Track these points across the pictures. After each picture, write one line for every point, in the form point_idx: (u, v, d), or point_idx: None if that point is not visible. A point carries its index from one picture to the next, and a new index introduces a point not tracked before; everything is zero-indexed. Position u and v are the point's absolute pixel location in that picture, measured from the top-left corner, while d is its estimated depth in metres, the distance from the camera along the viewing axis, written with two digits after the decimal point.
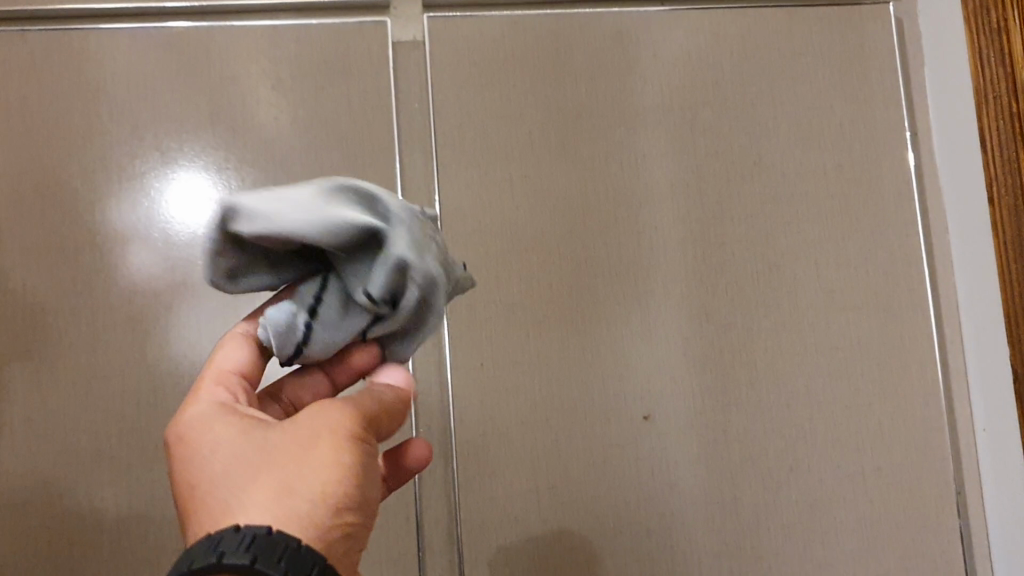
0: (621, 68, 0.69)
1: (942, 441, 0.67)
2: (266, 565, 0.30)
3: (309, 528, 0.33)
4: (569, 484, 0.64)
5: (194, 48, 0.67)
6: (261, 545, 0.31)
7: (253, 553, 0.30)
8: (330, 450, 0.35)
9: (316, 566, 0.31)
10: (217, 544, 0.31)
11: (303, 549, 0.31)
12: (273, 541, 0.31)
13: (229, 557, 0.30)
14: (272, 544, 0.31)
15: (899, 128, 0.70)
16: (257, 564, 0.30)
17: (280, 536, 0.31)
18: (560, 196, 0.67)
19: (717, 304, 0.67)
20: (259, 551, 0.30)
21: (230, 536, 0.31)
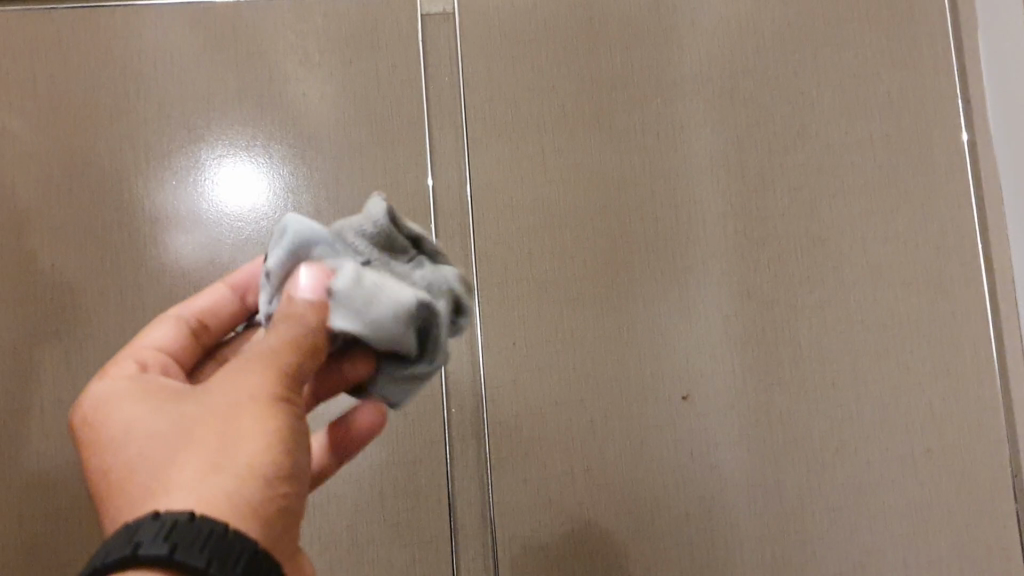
0: (658, 37, 0.67)
1: (998, 422, 0.64)
2: (186, 555, 0.28)
3: (233, 501, 0.32)
4: (605, 466, 0.62)
5: (221, 22, 0.66)
6: (182, 533, 0.29)
7: (172, 543, 0.29)
8: (255, 425, 0.34)
9: (241, 557, 0.30)
10: (133, 535, 0.29)
11: (227, 536, 0.30)
12: (196, 530, 0.29)
13: (146, 548, 0.28)
14: (194, 532, 0.29)
15: (952, 95, 0.67)
16: (177, 554, 0.28)
17: (204, 523, 0.30)
18: (595, 171, 0.65)
19: (759, 280, 0.64)
20: (179, 540, 0.29)
21: (149, 526, 0.29)
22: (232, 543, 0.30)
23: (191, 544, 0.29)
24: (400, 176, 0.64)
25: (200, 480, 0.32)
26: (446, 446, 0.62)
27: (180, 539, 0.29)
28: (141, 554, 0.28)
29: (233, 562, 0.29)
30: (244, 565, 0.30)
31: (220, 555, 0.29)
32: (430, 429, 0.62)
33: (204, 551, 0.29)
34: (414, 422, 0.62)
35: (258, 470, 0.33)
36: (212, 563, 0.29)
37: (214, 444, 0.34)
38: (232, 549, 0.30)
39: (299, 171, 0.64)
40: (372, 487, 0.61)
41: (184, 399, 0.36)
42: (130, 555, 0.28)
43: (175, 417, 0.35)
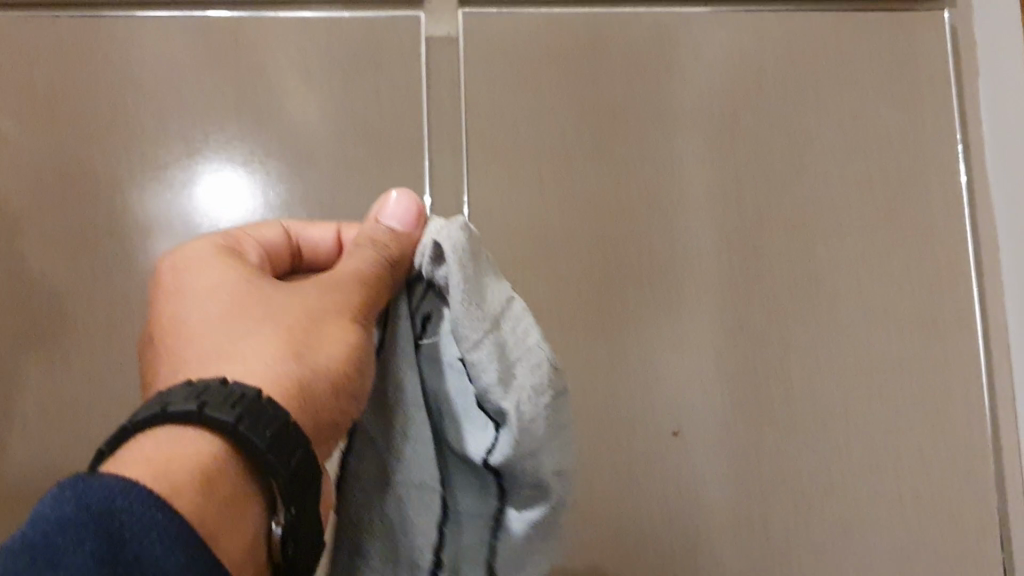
0: (660, 69, 0.67)
1: (987, 470, 0.63)
2: (249, 430, 0.33)
3: (307, 380, 0.39)
4: (590, 498, 0.62)
5: (224, 36, 0.66)
6: (250, 408, 0.34)
7: (237, 413, 0.33)
8: (332, 328, 0.41)
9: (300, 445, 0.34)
10: (202, 395, 0.34)
11: (291, 424, 0.34)
12: (265, 408, 0.34)
13: (212, 412, 0.33)
14: (262, 408, 0.34)
15: (950, 140, 0.67)
16: (241, 425, 0.33)
17: (268, 402, 0.34)
18: (593, 199, 0.65)
19: (752, 317, 0.64)
20: (246, 414, 0.33)
21: (217, 389, 0.34)
22: (294, 430, 0.34)
23: (256, 422, 0.33)
24: None
25: (273, 356, 0.39)
26: None
27: (246, 412, 0.33)
28: (206, 415, 0.33)
29: (286, 452, 0.34)
30: (301, 460, 0.34)
31: (279, 445, 0.33)
32: None
33: (266, 433, 0.33)
34: None
35: (315, 376, 0.39)
36: (271, 446, 0.33)
37: (289, 329, 0.41)
38: (292, 439, 0.34)
39: (295, 188, 0.64)
40: None
41: (267, 295, 0.43)
42: (196, 413, 0.33)
43: (246, 312, 0.42)
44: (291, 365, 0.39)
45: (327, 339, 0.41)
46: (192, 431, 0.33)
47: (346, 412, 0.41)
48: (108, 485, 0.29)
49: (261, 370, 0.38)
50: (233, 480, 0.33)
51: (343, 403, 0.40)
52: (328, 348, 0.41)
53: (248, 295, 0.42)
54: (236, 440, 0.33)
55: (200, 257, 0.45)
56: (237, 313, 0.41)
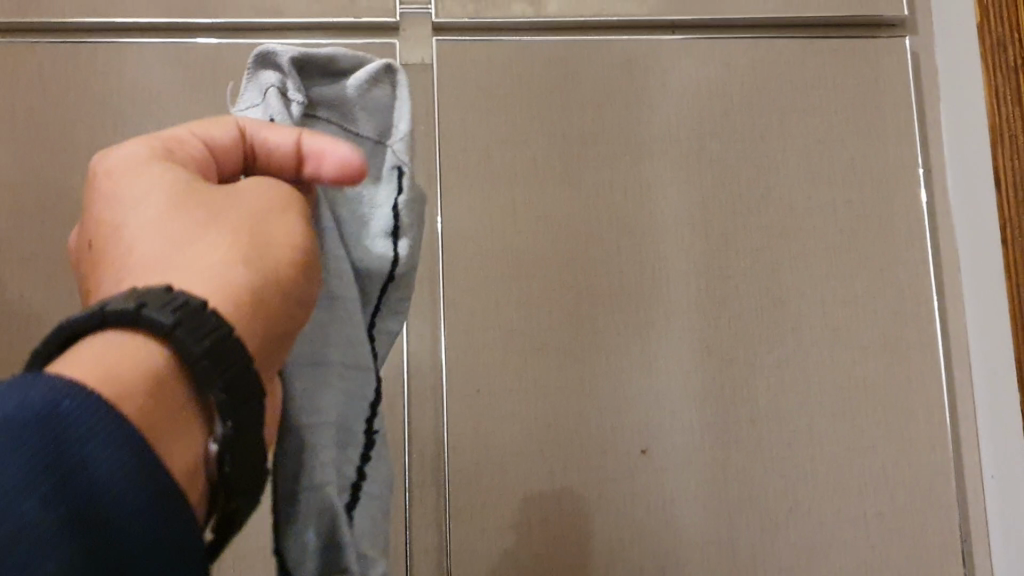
0: (630, 96, 0.68)
1: (949, 487, 0.65)
2: (187, 337, 0.25)
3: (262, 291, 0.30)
4: (562, 517, 0.63)
5: (202, 63, 0.67)
6: (193, 315, 0.25)
7: (177, 319, 0.25)
8: (294, 224, 0.32)
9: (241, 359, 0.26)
10: (137, 294, 0.26)
11: (235, 334, 0.26)
12: (207, 317, 0.26)
13: (148, 312, 0.25)
14: (204, 320, 0.26)
15: (912, 165, 0.69)
16: (178, 332, 0.25)
17: (213, 313, 0.26)
18: (564, 224, 0.66)
19: (720, 337, 0.66)
20: (184, 318, 0.25)
21: (155, 294, 0.26)
22: (238, 347, 0.26)
23: (195, 328, 0.25)
24: None
25: (215, 256, 0.29)
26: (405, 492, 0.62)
27: (187, 318, 0.25)
28: (141, 317, 0.25)
29: (228, 367, 0.26)
30: (241, 375, 0.26)
31: (220, 354, 0.26)
32: None
33: (204, 341, 0.25)
34: None
35: (284, 276, 0.31)
36: (208, 359, 0.25)
37: (238, 231, 0.30)
38: (236, 353, 0.26)
39: None
40: None
41: (209, 189, 0.32)
42: (131, 312, 0.25)
43: (179, 218, 0.30)
44: (236, 272, 0.29)
45: (284, 238, 0.31)
46: (118, 335, 0.25)
47: (303, 325, 0.32)
48: (54, 391, 0.23)
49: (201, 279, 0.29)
50: (175, 398, 0.25)
51: (293, 310, 0.31)
52: (276, 257, 0.31)
53: (187, 194, 0.31)
54: (173, 346, 0.25)
55: (126, 158, 0.32)
56: (173, 211, 0.31)
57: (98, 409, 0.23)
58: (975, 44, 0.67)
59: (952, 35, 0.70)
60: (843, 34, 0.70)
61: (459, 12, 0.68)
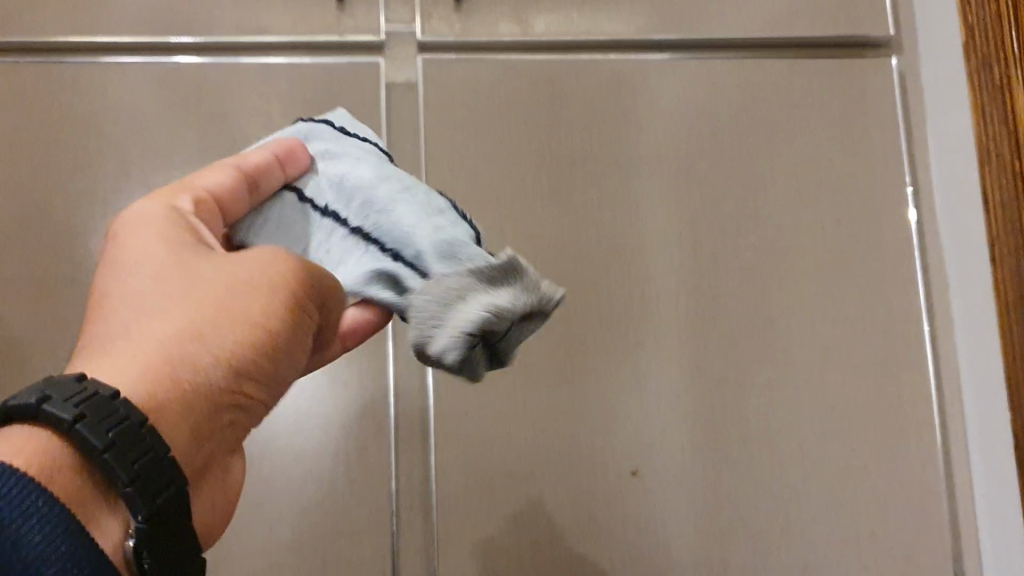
0: (617, 115, 0.68)
1: (942, 507, 0.65)
2: (88, 428, 0.29)
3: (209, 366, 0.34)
4: (552, 540, 0.62)
5: (186, 82, 0.66)
6: (96, 405, 0.29)
7: (80, 412, 0.29)
8: (258, 301, 0.36)
9: (148, 453, 0.30)
10: (46, 387, 0.29)
11: (141, 426, 0.30)
12: (113, 407, 0.30)
13: (50, 404, 0.29)
14: (108, 411, 0.29)
15: (900, 184, 0.69)
16: (78, 424, 0.29)
17: (122, 406, 0.30)
18: (552, 243, 0.66)
19: (710, 357, 0.65)
20: (88, 411, 0.29)
21: (65, 387, 0.30)
22: (148, 437, 0.30)
23: (98, 420, 0.29)
24: None
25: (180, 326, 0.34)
26: (392, 516, 0.62)
27: (90, 408, 0.29)
28: (44, 410, 0.29)
29: (135, 458, 0.29)
30: (147, 465, 0.29)
31: (125, 444, 0.29)
32: (377, 498, 0.62)
33: (109, 433, 0.29)
34: (360, 489, 0.61)
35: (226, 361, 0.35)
36: (110, 449, 0.29)
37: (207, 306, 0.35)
38: (145, 444, 0.30)
39: None
40: (316, 556, 0.60)
41: (191, 263, 0.37)
42: (34, 407, 0.29)
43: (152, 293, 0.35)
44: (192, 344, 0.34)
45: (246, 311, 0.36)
46: (25, 428, 0.29)
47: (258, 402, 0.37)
48: None
49: (148, 342, 0.33)
50: (85, 481, 0.29)
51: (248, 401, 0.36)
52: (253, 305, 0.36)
53: (172, 266, 0.36)
54: (74, 440, 0.29)
55: (132, 224, 0.39)
56: (139, 288, 0.35)
57: (18, 482, 0.26)
58: (961, 64, 0.67)
59: (939, 54, 0.70)
60: (830, 53, 0.70)
61: (445, 31, 0.67)
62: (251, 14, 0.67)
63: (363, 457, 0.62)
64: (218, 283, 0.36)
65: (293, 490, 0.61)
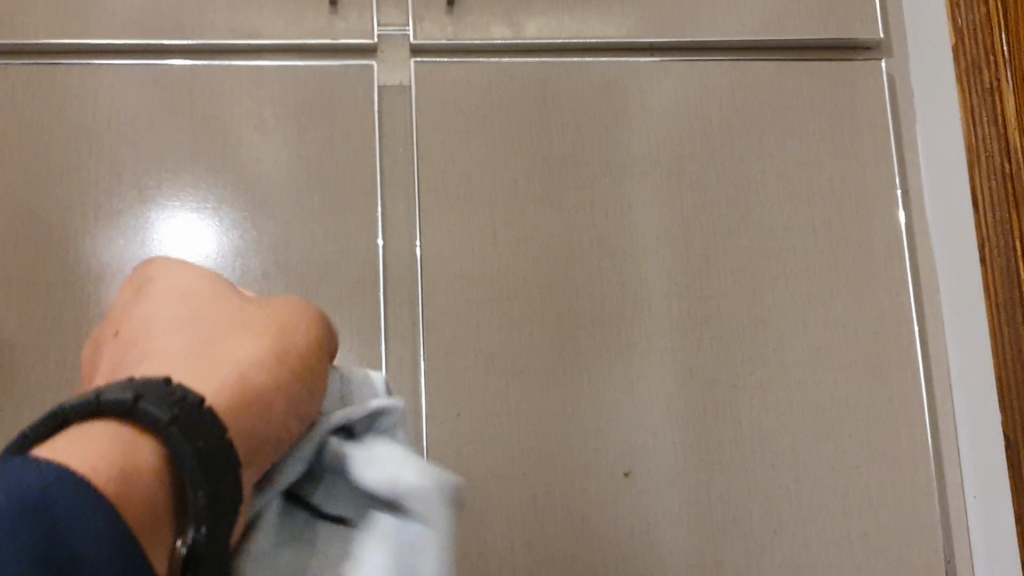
0: (609, 118, 0.68)
1: (934, 508, 0.65)
2: (179, 433, 0.29)
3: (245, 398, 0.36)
4: (545, 541, 0.62)
5: (178, 85, 0.66)
6: (186, 410, 0.30)
7: (173, 416, 0.29)
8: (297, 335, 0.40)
9: (224, 469, 0.30)
10: (140, 386, 0.30)
11: (224, 438, 0.31)
12: (201, 415, 0.30)
13: (146, 403, 0.30)
14: (200, 416, 0.30)
15: (890, 186, 0.69)
16: (172, 424, 0.29)
17: (209, 414, 0.31)
18: (544, 247, 0.66)
19: (702, 359, 0.65)
20: (183, 412, 0.30)
21: (159, 389, 0.30)
22: (225, 449, 0.31)
23: (189, 427, 0.30)
24: (351, 242, 0.64)
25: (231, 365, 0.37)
26: None
27: (183, 414, 0.30)
28: (140, 408, 0.29)
29: (215, 471, 0.30)
30: (225, 474, 0.30)
31: (209, 454, 0.30)
32: None
33: (196, 441, 0.30)
34: None
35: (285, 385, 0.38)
36: (201, 453, 0.30)
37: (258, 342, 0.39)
38: (223, 456, 0.31)
39: (248, 234, 0.64)
40: None
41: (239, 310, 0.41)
42: (130, 403, 0.29)
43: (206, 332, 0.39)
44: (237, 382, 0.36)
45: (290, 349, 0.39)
46: (109, 426, 0.29)
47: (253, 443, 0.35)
48: (55, 469, 0.26)
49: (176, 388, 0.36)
50: (155, 490, 0.29)
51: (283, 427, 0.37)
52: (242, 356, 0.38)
53: (193, 345, 0.38)
54: (163, 443, 0.29)
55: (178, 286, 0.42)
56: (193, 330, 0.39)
57: (78, 490, 0.26)
58: (951, 67, 0.68)
59: (928, 57, 0.70)
60: (820, 57, 0.71)
61: (437, 34, 0.68)
62: (243, 16, 0.67)
63: None
64: (262, 325, 0.40)
65: None
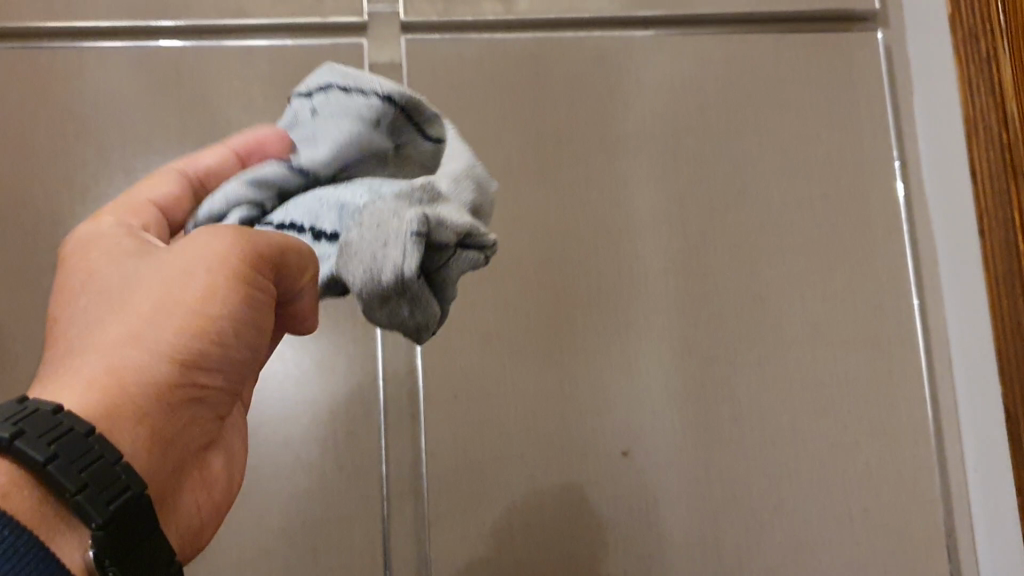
0: (603, 92, 0.67)
1: (934, 483, 0.64)
2: (26, 444, 0.29)
3: (138, 375, 0.34)
4: (543, 522, 0.61)
5: (165, 66, 0.65)
6: (34, 421, 0.30)
7: (18, 428, 0.29)
8: (205, 273, 0.36)
9: (92, 461, 0.30)
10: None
11: (83, 434, 0.31)
12: (52, 421, 0.30)
13: None
14: (50, 424, 0.30)
15: (888, 159, 0.69)
16: (17, 442, 0.29)
17: (65, 418, 0.31)
18: (540, 224, 0.65)
19: (700, 335, 0.65)
20: (26, 427, 0.29)
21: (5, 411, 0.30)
22: (88, 445, 0.30)
23: (35, 436, 0.29)
24: None
25: (130, 338, 0.35)
26: (383, 501, 0.61)
27: (26, 425, 0.29)
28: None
29: (81, 466, 0.30)
30: (94, 471, 0.30)
31: (68, 455, 0.30)
32: (367, 483, 0.61)
33: (50, 445, 0.29)
34: (350, 476, 0.61)
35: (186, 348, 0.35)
36: (53, 459, 0.29)
37: (161, 299, 0.35)
38: (86, 452, 0.30)
39: None
40: (307, 543, 0.60)
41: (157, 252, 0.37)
42: None
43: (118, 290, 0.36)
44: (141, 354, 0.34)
45: (198, 294, 0.35)
46: None
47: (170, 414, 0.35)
48: None
49: (109, 361, 0.34)
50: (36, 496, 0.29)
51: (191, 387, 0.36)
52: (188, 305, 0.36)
53: (122, 288, 0.36)
54: (15, 458, 0.29)
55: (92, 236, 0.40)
56: (108, 291, 0.36)
57: None
58: (948, 38, 0.67)
59: (925, 28, 0.69)
60: (816, 29, 0.70)
61: (428, 11, 0.67)
62: None
63: (352, 442, 0.61)
64: (172, 274, 0.36)
65: (282, 477, 0.60)
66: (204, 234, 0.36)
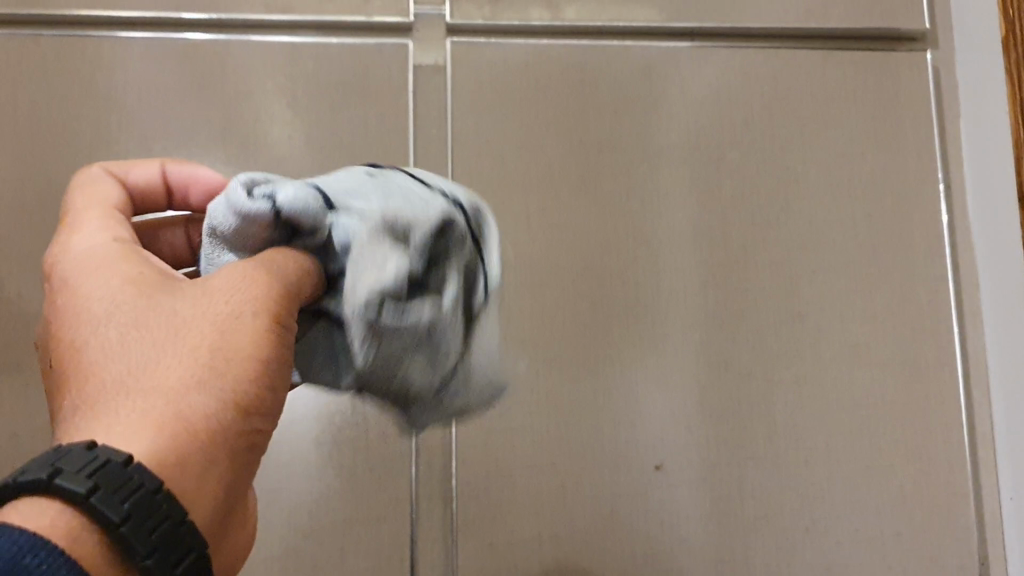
0: (648, 102, 0.67)
1: (968, 510, 0.64)
2: (105, 503, 0.26)
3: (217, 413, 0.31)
4: (572, 532, 0.61)
5: (209, 60, 0.65)
6: (109, 474, 0.26)
7: (93, 482, 0.26)
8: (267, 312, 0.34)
9: (167, 518, 0.27)
10: (55, 460, 0.26)
11: (156, 493, 0.27)
12: (128, 478, 0.27)
13: (62, 479, 0.26)
14: (125, 477, 0.27)
15: (933, 180, 0.68)
16: (95, 499, 0.26)
17: (136, 471, 0.27)
18: (580, 233, 0.65)
19: (737, 352, 0.64)
20: (103, 480, 0.26)
21: (78, 454, 0.27)
22: (163, 504, 0.27)
23: (115, 491, 0.26)
24: None
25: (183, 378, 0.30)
26: (412, 504, 0.61)
27: (103, 479, 0.26)
28: (56, 485, 0.26)
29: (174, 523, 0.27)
30: (164, 535, 0.27)
31: (140, 516, 0.26)
32: (397, 486, 0.61)
33: (124, 505, 0.26)
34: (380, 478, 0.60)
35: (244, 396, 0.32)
36: (129, 521, 0.26)
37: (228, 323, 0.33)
38: (161, 512, 0.27)
39: None
40: (335, 543, 0.59)
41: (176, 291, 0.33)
42: (45, 480, 0.26)
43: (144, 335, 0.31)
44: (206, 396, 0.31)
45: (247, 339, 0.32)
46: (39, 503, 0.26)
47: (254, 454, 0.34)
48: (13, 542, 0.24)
49: (170, 403, 0.30)
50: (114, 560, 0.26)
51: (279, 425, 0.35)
52: (235, 378, 0.32)
53: (150, 331, 0.32)
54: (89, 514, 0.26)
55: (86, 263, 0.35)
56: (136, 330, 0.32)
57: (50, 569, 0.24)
58: (997, 60, 0.66)
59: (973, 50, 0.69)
60: (863, 48, 0.69)
61: (474, 14, 0.67)
62: None
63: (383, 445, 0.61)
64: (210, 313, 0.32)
65: (312, 477, 0.60)
66: (246, 279, 0.34)
